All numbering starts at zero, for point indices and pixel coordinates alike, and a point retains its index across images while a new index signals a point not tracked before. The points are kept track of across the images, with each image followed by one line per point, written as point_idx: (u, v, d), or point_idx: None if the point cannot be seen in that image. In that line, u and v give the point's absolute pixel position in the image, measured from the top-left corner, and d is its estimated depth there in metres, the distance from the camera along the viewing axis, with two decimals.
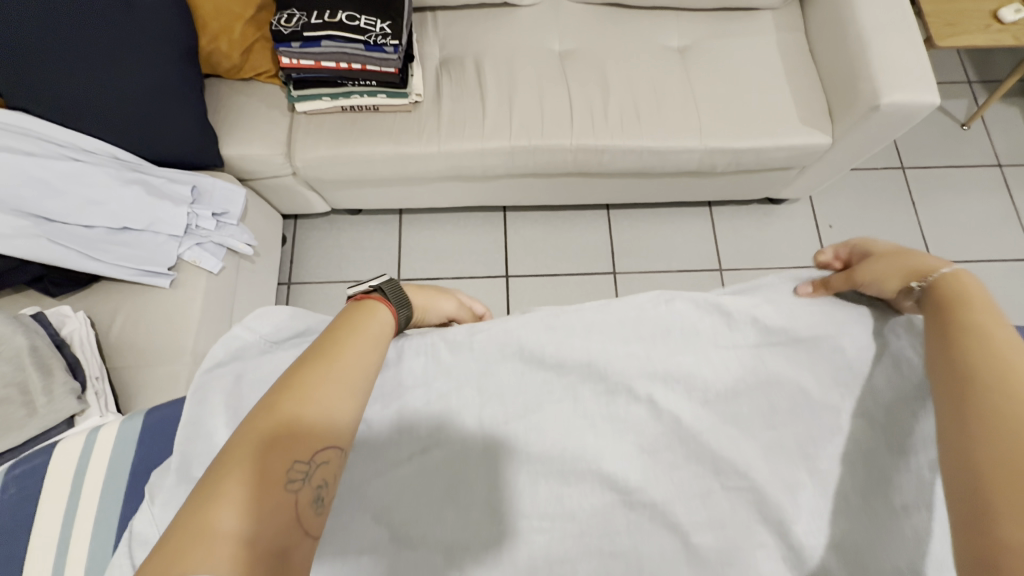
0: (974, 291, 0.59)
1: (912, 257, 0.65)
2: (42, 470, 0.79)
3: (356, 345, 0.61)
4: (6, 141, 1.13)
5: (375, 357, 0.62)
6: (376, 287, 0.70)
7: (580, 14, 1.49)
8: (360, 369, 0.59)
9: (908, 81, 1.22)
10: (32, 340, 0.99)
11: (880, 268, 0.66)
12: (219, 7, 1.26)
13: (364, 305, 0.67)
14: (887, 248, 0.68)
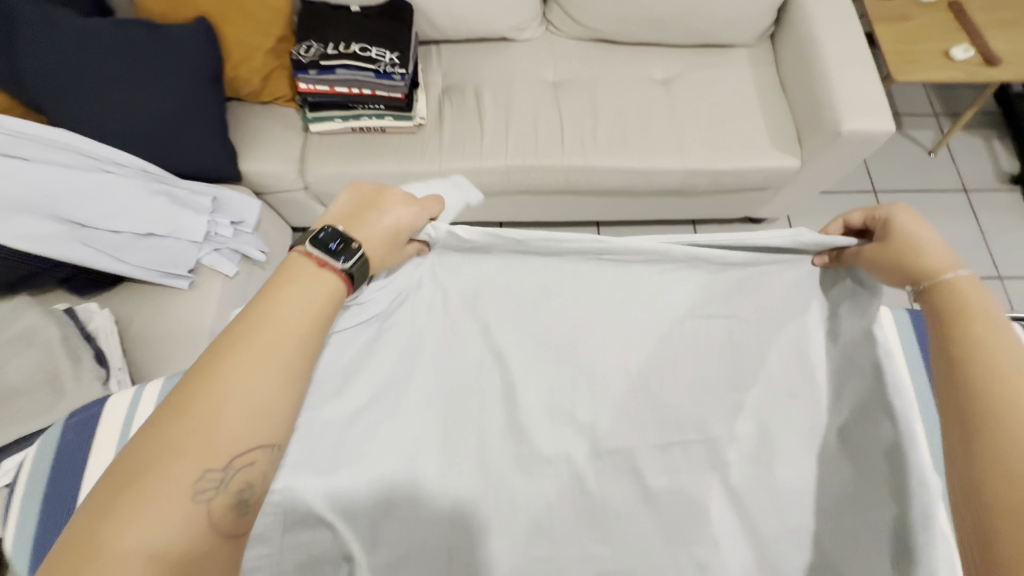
0: (975, 303, 0.58)
1: (923, 249, 0.63)
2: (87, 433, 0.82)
3: (280, 329, 0.56)
4: (45, 153, 1.22)
5: (298, 343, 0.57)
6: (346, 266, 0.61)
7: (572, 49, 1.64)
8: (283, 360, 0.55)
9: (867, 110, 1.34)
10: (64, 331, 1.08)
11: (887, 258, 0.65)
12: (243, 40, 1.40)
13: (305, 275, 0.60)
14: (913, 230, 0.65)
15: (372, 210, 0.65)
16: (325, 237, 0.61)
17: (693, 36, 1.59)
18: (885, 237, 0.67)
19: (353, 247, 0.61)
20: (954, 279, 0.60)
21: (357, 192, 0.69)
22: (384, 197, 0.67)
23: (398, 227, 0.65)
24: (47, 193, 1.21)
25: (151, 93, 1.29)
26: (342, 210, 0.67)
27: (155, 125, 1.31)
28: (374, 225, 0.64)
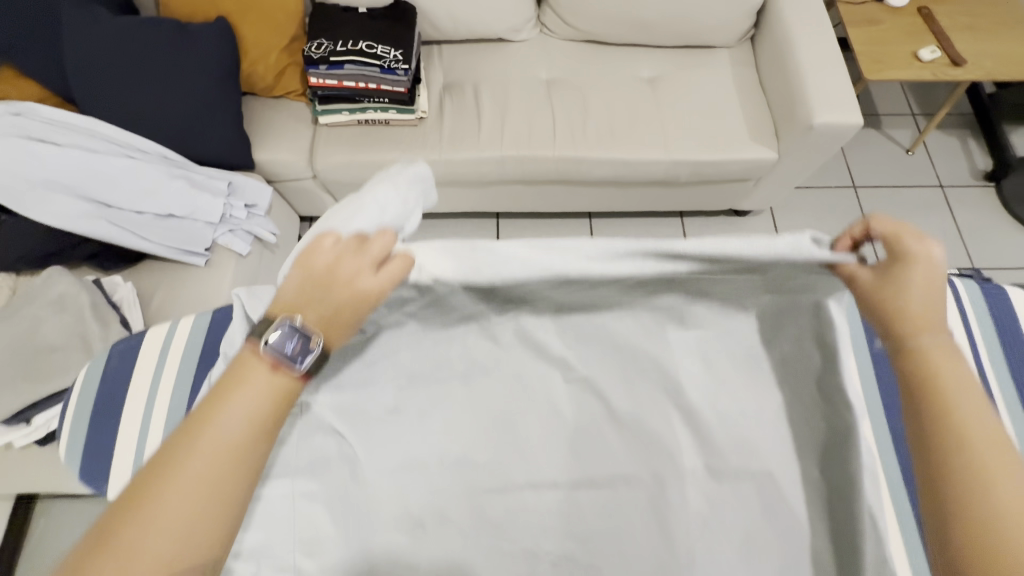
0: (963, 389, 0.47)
1: (916, 298, 0.51)
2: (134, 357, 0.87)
3: (225, 435, 0.42)
4: (79, 140, 1.35)
5: (249, 450, 0.43)
6: (304, 371, 0.45)
7: (564, 49, 1.75)
8: (225, 472, 0.42)
9: (836, 105, 1.44)
10: (93, 299, 1.19)
11: (894, 307, 0.51)
12: (260, 38, 1.51)
13: (252, 377, 0.45)
14: (921, 277, 0.52)
15: (331, 283, 0.48)
16: (279, 338, 0.45)
17: (677, 38, 1.70)
18: (890, 279, 0.52)
19: (313, 348, 0.46)
20: (942, 347, 0.49)
21: (303, 260, 0.49)
22: (337, 261, 0.48)
23: (365, 300, 0.49)
24: (80, 176, 1.32)
25: (173, 85, 1.40)
26: (292, 291, 0.49)
27: (177, 114, 1.41)
28: (338, 309, 0.48)
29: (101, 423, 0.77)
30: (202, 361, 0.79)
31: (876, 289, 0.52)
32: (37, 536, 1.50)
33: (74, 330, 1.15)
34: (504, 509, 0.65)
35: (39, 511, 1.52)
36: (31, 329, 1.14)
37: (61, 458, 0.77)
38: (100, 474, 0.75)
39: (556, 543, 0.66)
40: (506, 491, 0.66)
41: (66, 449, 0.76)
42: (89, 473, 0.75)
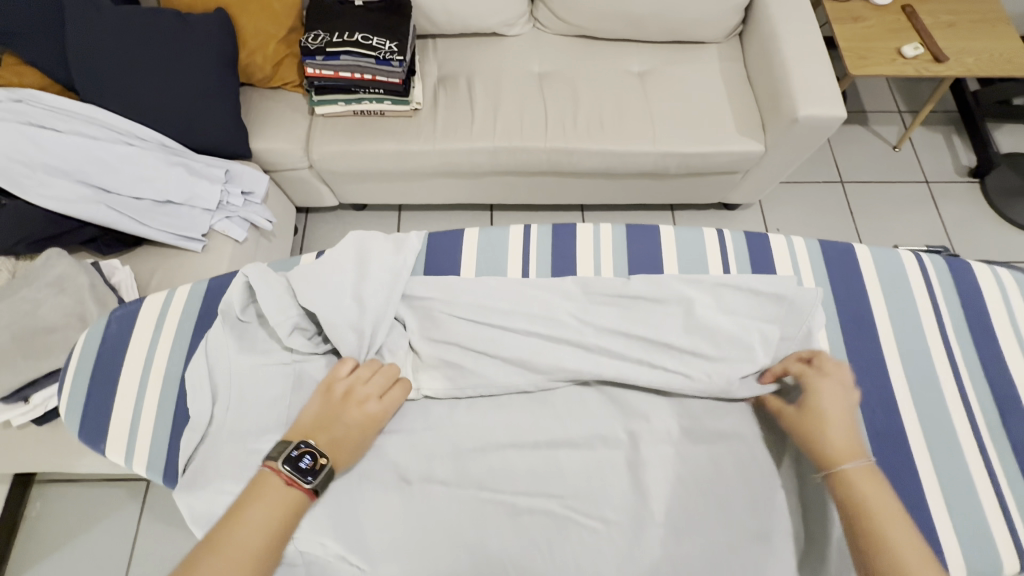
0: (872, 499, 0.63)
1: (828, 427, 0.68)
2: (132, 319, 0.90)
3: (250, 532, 0.59)
4: (79, 127, 1.38)
5: (266, 541, 0.59)
6: (311, 484, 0.63)
7: (556, 44, 1.79)
8: (249, 552, 0.57)
9: (821, 98, 1.47)
10: (92, 280, 1.21)
11: (818, 432, 0.68)
12: (258, 29, 1.54)
13: (277, 484, 0.63)
14: (828, 407, 0.70)
15: (343, 411, 0.70)
16: (298, 454, 0.64)
17: (666, 34, 1.74)
18: (810, 412, 0.70)
19: (320, 465, 0.64)
20: (857, 471, 0.65)
21: (325, 391, 0.71)
22: (349, 398, 0.71)
23: (363, 425, 0.70)
24: (81, 161, 1.35)
25: (171, 73, 1.42)
26: (311, 417, 0.69)
27: (175, 102, 1.44)
28: (343, 434, 0.69)
29: (102, 389, 0.86)
30: (198, 327, 0.89)
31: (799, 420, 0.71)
32: (32, 520, 1.51)
33: (73, 310, 1.17)
34: (487, 467, 0.72)
35: (35, 496, 1.54)
36: (30, 309, 1.15)
37: (62, 417, 0.85)
38: (101, 431, 0.83)
39: (537, 502, 0.70)
40: (488, 450, 0.73)
41: (71, 405, 0.84)
42: (90, 431, 0.83)
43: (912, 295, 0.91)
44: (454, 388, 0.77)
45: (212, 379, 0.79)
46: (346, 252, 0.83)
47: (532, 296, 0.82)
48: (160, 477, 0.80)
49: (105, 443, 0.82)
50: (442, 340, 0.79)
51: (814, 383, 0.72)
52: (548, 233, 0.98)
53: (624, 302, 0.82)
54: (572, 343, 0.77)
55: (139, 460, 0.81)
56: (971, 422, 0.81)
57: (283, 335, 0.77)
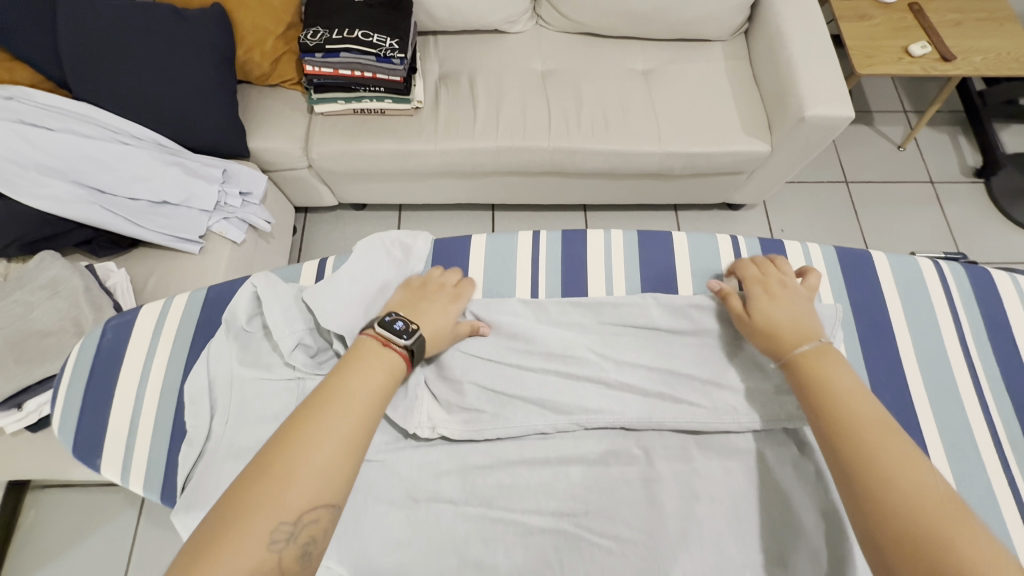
0: (811, 363, 0.69)
1: (770, 304, 0.78)
2: (130, 325, 0.88)
3: (357, 394, 0.62)
4: (71, 124, 1.34)
5: (368, 394, 0.63)
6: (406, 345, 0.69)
7: (558, 42, 1.76)
8: (354, 427, 0.59)
9: (829, 98, 1.45)
10: (87, 283, 1.17)
11: (767, 317, 0.76)
12: (255, 25, 1.50)
13: (370, 356, 0.67)
14: (781, 301, 0.78)
15: (421, 304, 0.78)
16: (390, 322, 0.71)
17: (671, 31, 1.71)
18: (763, 305, 0.78)
19: (412, 329, 0.71)
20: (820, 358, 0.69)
21: (404, 292, 0.81)
22: (429, 288, 0.82)
23: (449, 305, 0.80)
24: (75, 160, 1.32)
25: (164, 69, 1.38)
26: (398, 300, 0.79)
27: (169, 100, 1.40)
28: (430, 310, 0.78)
29: (97, 401, 0.83)
30: (197, 336, 0.87)
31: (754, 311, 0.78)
32: (29, 525, 1.49)
33: (67, 314, 1.14)
34: (496, 484, 0.72)
35: (31, 503, 1.51)
36: (23, 313, 1.12)
37: (55, 433, 0.82)
38: (95, 448, 0.80)
39: (549, 519, 0.69)
40: (497, 466, 0.73)
41: (62, 419, 0.82)
42: (85, 444, 0.81)
43: (927, 306, 0.89)
44: (470, 432, 0.75)
45: (211, 390, 0.77)
46: (357, 270, 0.83)
47: (545, 334, 0.83)
48: (156, 496, 0.78)
49: (99, 460, 0.80)
50: (456, 379, 0.79)
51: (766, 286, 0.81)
52: (558, 239, 0.97)
53: (638, 332, 0.84)
54: (580, 375, 0.78)
55: (135, 477, 0.78)
56: (991, 435, 0.79)
57: (287, 351, 0.76)
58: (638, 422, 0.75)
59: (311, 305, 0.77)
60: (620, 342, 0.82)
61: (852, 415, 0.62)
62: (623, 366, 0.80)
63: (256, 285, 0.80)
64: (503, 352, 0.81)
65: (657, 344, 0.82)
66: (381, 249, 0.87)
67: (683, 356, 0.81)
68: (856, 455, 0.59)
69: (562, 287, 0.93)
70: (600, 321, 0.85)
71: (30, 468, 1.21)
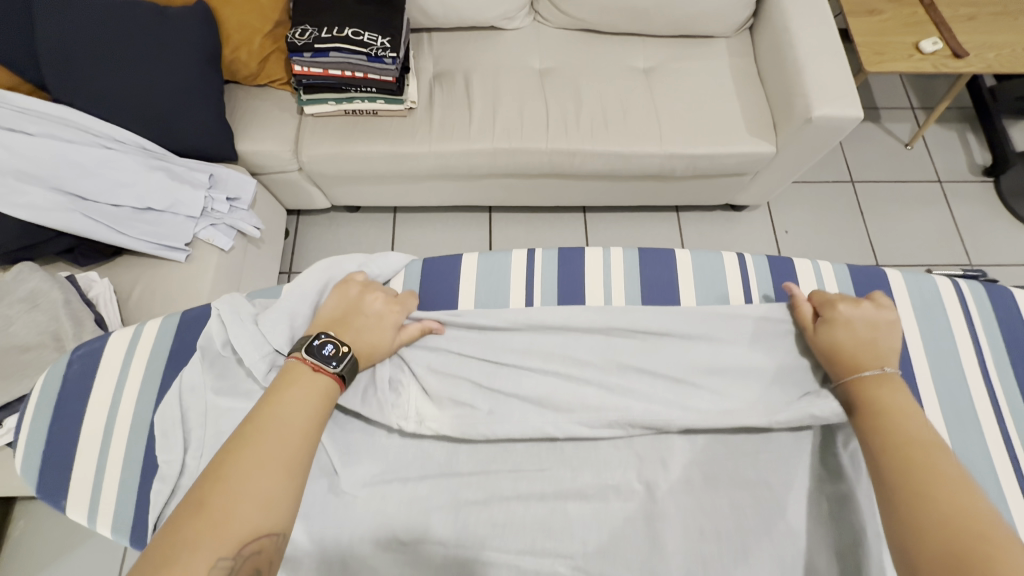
0: (877, 395, 0.67)
1: (842, 324, 0.75)
2: (99, 353, 0.85)
3: (293, 408, 0.63)
4: (50, 129, 1.29)
5: (306, 406, 0.64)
6: (337, 369, 0.68)
7: (557, 38, 1.70)
8: (294, 439, 0.60)
9: (837, 97, 1.40)
10: (67, 296, 1.12)
11: (840, 339, 0.74)
12: (242, 23, 1.44)
13: (299, 378, 0.66)
14: (859, 322, 0.75)
15: (357, 316, 0.76)
16: (319, 345, 0.69)
17: (673, 28, 1.65)
18: (837, 326, 0.76)
19: (343, 352, 0.69)
20: (879, 373, 0.69)
21: (337, 296, 0.78)
22: (367, 298, 0.79)
23: (385, 317, 0.78)
24: (54, 166, 1.27)
25: (146, 69, 1.32)
26: (329, 312, 0.76)
27: (151, 101, 1.34)
28: (365, 327, 0.76)
29: (61, 436, 0.81)
30: (169, 366, 0.84)
31: (826, 333, 0.76)
32: (17, 537, 1.46)
33: (47, 328, 1.10)
34: (489, 522, 0.69)
35: (19, 514, 1.48)
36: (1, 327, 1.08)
37: (19, 471, 0.81)
38: (60, 486, 0.78)
39: (544, 559, 0.66)
40: (490, 502, 0.70)
41: (25, 456, 0.80)
42: (58, 476, 0.78)
43: (942, 326, 0.86)
44: (463, 427, 0.74)
45: (185, 424, 0.75)
46: (311, 284, 0.83)
47: (540, 355, 0.80)
48: (126, 538, 0.75)
49: (66, 501, 0.77)
50: (449, 375, 0.78)
51: (845, 304, 0.77)
52: (554, 257, 0.93)
53: (636, 355, 0.81)
54: (578, 405, 0.75)
55: (103, 519, 0.76)
56: (1014, 465, 0.75)
57: (261, 376, 0.74)
58: (642, 422, 0.74)
59: (267, 327, 0.77)
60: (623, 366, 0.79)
61: (897, 426, 0.63)
62: (624, 393, 0.76)
63: (218, 310, 0.80)
64: (497, 353, 0.80)
65: (657, 369, 0.79)
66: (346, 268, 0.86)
67: (685, 381, 0.78)
68: (918, 461, 0.59)
69: (559, 306, 0.88)
70: (597, 343, 0.82)
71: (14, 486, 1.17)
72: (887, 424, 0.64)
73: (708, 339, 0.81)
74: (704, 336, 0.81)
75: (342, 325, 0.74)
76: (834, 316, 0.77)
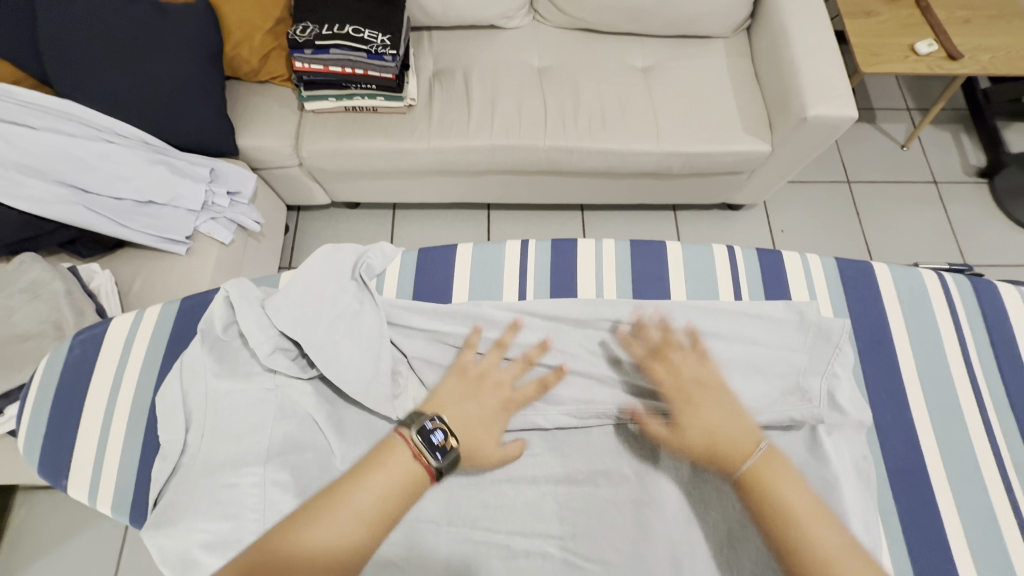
0: (771, 487, 0.64)
1: (703, 392, 0.73)
2: (100, 338, 0.87)
3: (391, 472, 0.64)
4: (52, 122, 1.30)
5: (400, 471, 0.64)
6: (437, 462, 0.65)
7: (556, 37, 1.71)
8: (382, 500, 0.62)
9: (832, 97, 1.41)
10: (68, 286, 1.14)
11: (711, 413, 0.71)
12: (243, 20, 1.45)
13: (398, 454, 0.66)
14: (712, 389, 0.74)
15: (473, 398, 0.74)
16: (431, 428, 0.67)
17: (671, 27, 1.67)
18: (701, 395, 0.73)
19: (449, 447, 0.66)
20: (761, 456, 0.66)
21: (461, 373, 0.77)
22: (486, 385, 0.76)
23: (496, 405, 0.74)
24: (57, 159, 1.29)
25: (147, 64, 1.33)
26: (450, 390, 0.74)
27: (153, 96, 1.36)
28: (474, 418, 0.72)
29: (61, 420, 0.83)
30: (169, 350, 0.86)
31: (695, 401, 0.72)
32: (16, 527, 1.47)
33: (48, 318, 1.11)
34: (481, 504, 0.71)
35: (19, 503, 1.49)
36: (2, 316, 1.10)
37: (21, 452, 0.82)
38: (60, 467, 0.80)
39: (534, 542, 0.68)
40: (482, 485, 0.73)
41: (26, 438, 0.82)
42: (58, 458, 0.80)
43: (930, 320, 0.87)
44: None
45: (186, 405, 0.76)
46: (313, 273, 0.84)
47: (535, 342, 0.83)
48: (125, 517, 0.77)
49: (67, 480, 0.79)
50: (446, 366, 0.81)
51: (686, 364, 0.77)
52: (547, 248, 0.94)
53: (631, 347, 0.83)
54: (570, 395, 0.78)
55: (102, 499, 0.77)
56: (996, 456, 0.77)
57: (265, 355, 0.77)
58: (630, 413, 0.76)
59: (272, 313, 0.78)
60: (617, 351, 0.81)
61: (808, 516, 0.62)
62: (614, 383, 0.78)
63: (225, 293, 0.82)
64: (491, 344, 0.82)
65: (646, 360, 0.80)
66: (350, 258, 0.88)
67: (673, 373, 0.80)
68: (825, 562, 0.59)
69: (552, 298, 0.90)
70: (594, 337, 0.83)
71: (15, 474, 1.19)
72: (797, 512, 0.62)
73: (696, 330, 0.83)
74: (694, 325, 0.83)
75: (458, 412, 0.72)
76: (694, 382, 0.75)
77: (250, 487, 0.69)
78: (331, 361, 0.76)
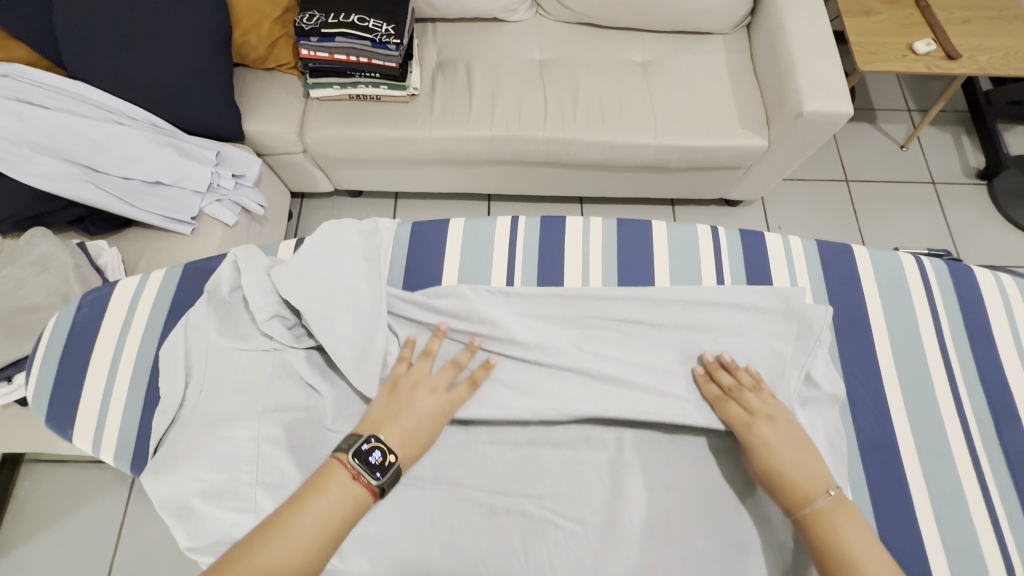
0: (838, 532, 0.65)
1: (778, 428, 0.73)
2: (107, 298, 0.91)
3: (333, 494, 0.66)
4: (65, 103, 1.34)
5: (342, 494, 0.67)
6: (379, 481, 0.68)
7: (558, 31, 1.74)
8: (327, 525, 0.64)
9: (827, 93, 1.43)
10: (76, 260, 1.17)
11: (788, 451, 0.71)
12: (251, 8, 1.49)
13: (341, 477, 0.68)
14: (784, 427, 0.73)
15: (409, 408, 0.75)
16: (367, 449, 0.69)
17: (671, 23, 1.69)
18: (774, 433, 0.73)
19: (388, 463, 0.69)
20: (831, 501, 0.66)
21: (391, 388, 0.77)
22: (419, 395, 0.76)
23: (432, 414, 0.75)
24: (68, 138, 1.32)
25: (157, 48, 1.37)
26: (380, 407, 0.75)
27: (162, 80, 1.39)
28: (413, 427, 0.74)
29: (67, 377, 0.86)
30: (173, 310, 0.90)
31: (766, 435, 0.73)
32: (20, 499, 1.51)
33: (56, 290, 1.15)
34: (464, 465, 0.76)
35: (23, 476, 1.53)
36: (12, 288, 1.13)
37: (30, 405, 0.86)
38: (67, 418, 0.83)
39: None
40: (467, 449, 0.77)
41: (35, 391, 0.85)
42: (63, 413, 0.83)
43: (910, 306, 0.89)
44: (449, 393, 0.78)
45: (188, 362, 0.80)
46: (317, 246, 0.86)
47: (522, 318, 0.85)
48: (128, 466, 0.80)
49: (73, 430, 0.83)
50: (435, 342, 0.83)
51: (756, 399, 0.76)
52: (537, 226, 0.97)
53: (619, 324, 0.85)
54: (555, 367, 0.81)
55: (106, 449, 0.81)
56: (966, 435, 0.80)
57: (262, 320, 0.79)
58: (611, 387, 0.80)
59: (278, 280, 0.81)
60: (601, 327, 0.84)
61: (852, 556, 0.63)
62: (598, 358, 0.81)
63: (236, 257, 0.84)
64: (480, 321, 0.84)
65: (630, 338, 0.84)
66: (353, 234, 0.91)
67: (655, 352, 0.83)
68: None
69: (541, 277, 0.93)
70: (582, 316, 0.86)
71: (21, 442, 1.23)
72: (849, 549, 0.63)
73: (678, 308, 0.85)
74: (677, 306, 0.86)
75: (389, 426, 0.73)
76: (763, 417, 0.74)
77: (245, 441, 0.73)
78: (327, 332, 0.79)
